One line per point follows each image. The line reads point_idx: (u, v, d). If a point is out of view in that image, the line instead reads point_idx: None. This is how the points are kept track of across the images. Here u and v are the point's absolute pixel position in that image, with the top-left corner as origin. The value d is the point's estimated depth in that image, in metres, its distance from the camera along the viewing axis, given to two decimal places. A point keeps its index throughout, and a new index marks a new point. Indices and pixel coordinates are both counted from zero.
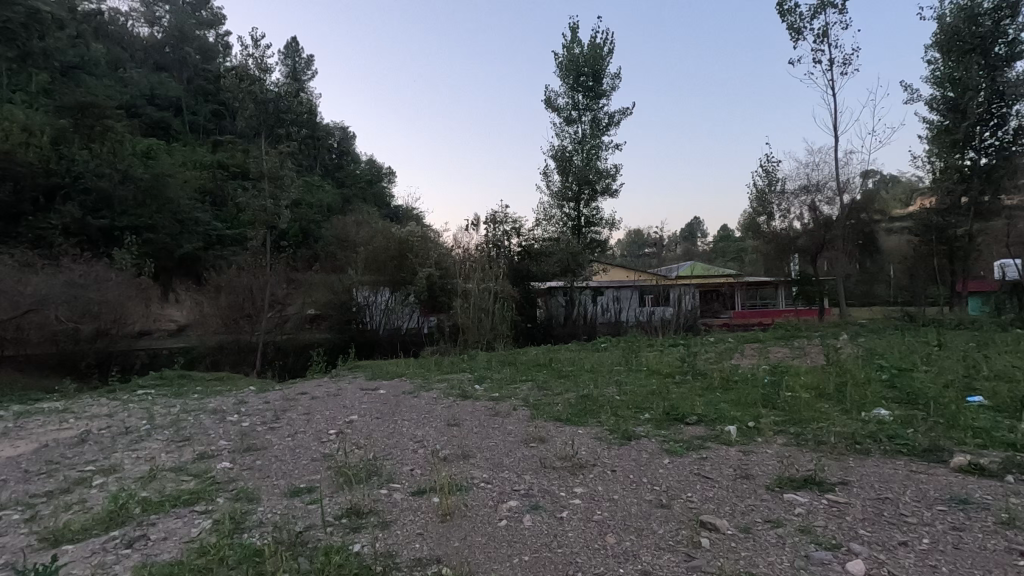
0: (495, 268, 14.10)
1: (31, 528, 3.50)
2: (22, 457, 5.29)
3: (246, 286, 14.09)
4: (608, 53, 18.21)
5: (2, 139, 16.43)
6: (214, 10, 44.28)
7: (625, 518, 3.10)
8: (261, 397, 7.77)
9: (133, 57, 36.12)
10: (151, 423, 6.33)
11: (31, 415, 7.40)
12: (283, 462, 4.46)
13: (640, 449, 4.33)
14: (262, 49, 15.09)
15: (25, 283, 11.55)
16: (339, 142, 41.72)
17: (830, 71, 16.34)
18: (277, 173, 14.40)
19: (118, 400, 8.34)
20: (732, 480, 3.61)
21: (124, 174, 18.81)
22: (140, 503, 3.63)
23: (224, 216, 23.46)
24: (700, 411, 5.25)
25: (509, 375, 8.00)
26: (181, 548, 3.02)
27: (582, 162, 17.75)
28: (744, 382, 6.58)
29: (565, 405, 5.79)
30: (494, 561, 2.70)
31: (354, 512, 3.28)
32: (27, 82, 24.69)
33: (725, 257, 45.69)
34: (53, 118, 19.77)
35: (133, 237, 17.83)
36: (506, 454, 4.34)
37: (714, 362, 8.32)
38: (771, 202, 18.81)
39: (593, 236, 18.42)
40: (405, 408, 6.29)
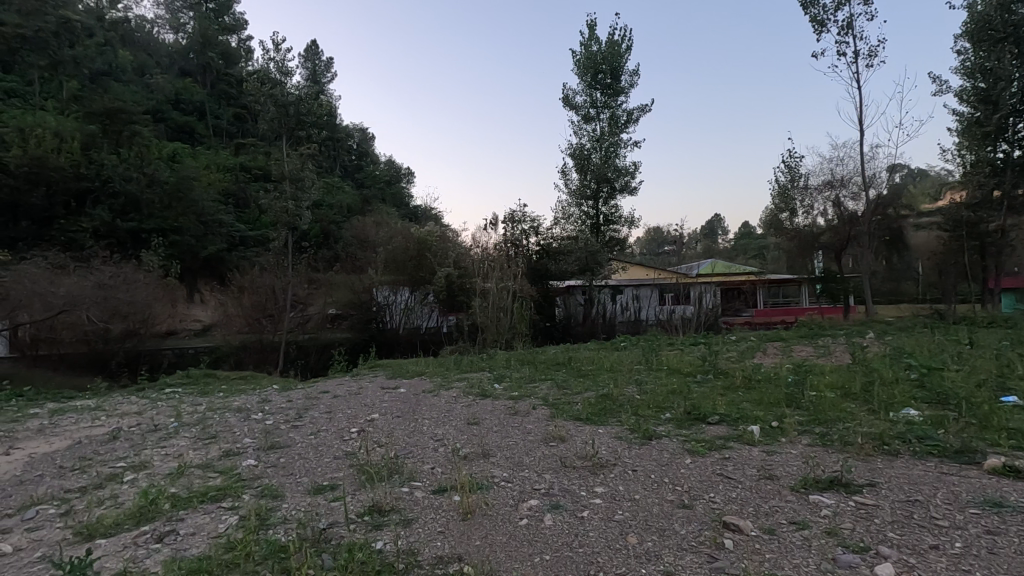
0: (513, 267, 14.07)
1: (66, 522, 3.60)
2: (58, 452, 5.47)
3: (268, 286, 14.37)
4: (626, 50, 18.08)
5: (34, 146, 16.92)
6: (236, 15, 45.20)
7: (646, 518, 3.08)
8: (284, 395, 7.91)
9: (159, 63, 37.09)
10: (179, 420, 6.50)
11: (65, 412, 7.66)
12: (307, 460, 4.53)
13: (661, 449, 4.30)
14: (284, 53, 15.35)
15: (58, 284, 11.90)
16: (358, 143, 42.19)
17: (855, 63, 15.99)
18: (298, 174, 14.61)
19: (147, 398, 8.56)
20: (756, 480, 3.56)
21: (150, 177, 19.24)
22: (170, 499, 3.72)
23: (246, 218, 23.88)
24: (722, 411, 5.18)
25: (528, 374, 8.00)
26: (209, 543, 3.08)
27: (601, 160, 17.65)
28: (767, 382, 6.45)
29: (585, 404, 5.77)
30: (516, 560, 2.71)
31: (376, 510, 3.32)
32: (59, 90, 25.49)
33: (747, 254, 44.96)
34: (83, 124, 20.34)
35: (160, 239, 18.25)
36: (526, 453, 4.34)
37: (735, 361, 8.20)
38: (794, 198, 18.22)
39: (612, 234, 18.27)
40: (425, 407, 6.31)
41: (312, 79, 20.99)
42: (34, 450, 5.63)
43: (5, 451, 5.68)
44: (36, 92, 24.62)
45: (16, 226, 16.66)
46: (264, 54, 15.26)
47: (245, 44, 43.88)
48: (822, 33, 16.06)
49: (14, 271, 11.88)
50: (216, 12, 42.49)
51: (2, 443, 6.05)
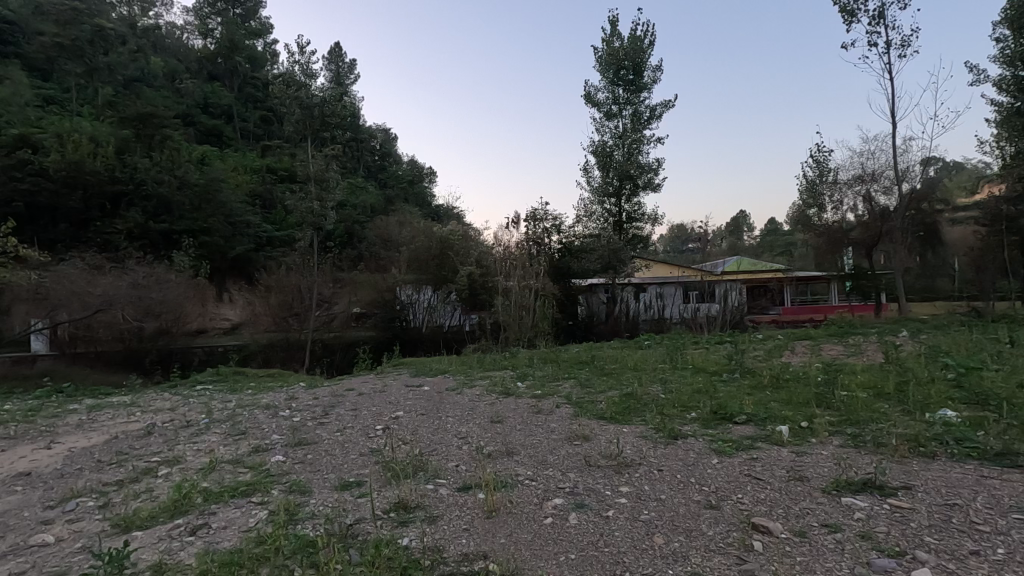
0: (535, 266, 14.06)
1: (104, 515, 3.73)
2: (95, 447, 5.65)
3: (294, 286, 14.65)
4: (649, 45, 17.90)
5: (71, 150, 17.49)
6: (262, 20, 46.11)
7: (673, 519, 3.05)
8: (311, 392, 8.05)
9: (188, 68, 37.38)
10: (210, 417, 6.66)
11: (102, 408, 7.91)
12: (333, 457, 4.60)
13: (687, 449, 4.24)
14: (309, 56, 15.60)
15: (94, 285, 12.31)
16: (381, 143, 42.65)
17: (887, 54, 15.56)
18: (323, 175, 14.84)
19: (179, 395, 8.80)
20: (785, 482, 3.49)
21: (181, 180, 19.76)
22: (202, 493, 3.82)
23: (273, 218, 24.33)
24: (750, 411, 5.09)
25: (551, 373, 7.98)
26: (240, 537, 3.15)
27: (623, 157, 17.52)
28: (796, 381, 6.31)
29: (609, 403, 5.74)
30: (541, 559, 2.70)
31: (402, 507, 3.35)
32: (94, 96, 26.29)
33: (774, 251, 44.02)
34: (117, 129, 20.99)
35: (190, 240, 18.72)
36: (550, 451, 4.33)
37: (763, 360, 8.02)
38: (822, 193, 17.97)
39: (635, 231, 18.08)
40: (449, 404, 6.36)
41: (336, 81, 21.28)
42: (74, 445, 5.83)
43: (47, 445, 5.89)
44: (73, 99, 25.49)
45: (55, 229, 17.28)
46: (290, 57, 15.53)
47: (270, 48, 44.78)
48: (852, 23, 15.65)
49: (54, 271, 12.36)
50: (243, 19, 44.53)
51: (45, 437, 6.29)
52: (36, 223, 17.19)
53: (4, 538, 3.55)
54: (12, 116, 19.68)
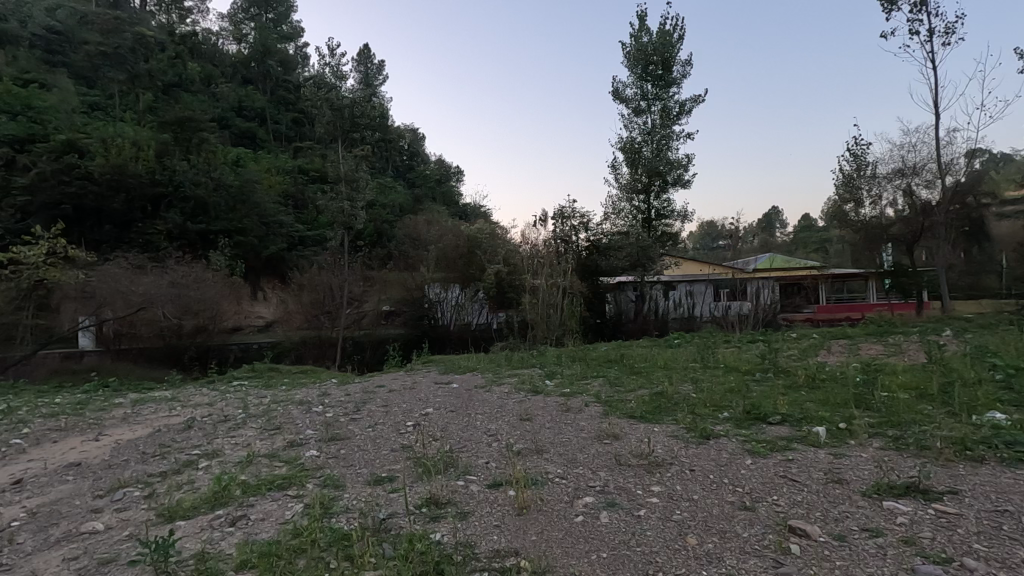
0: (563, 263, 13.99)
1: (150, 504, 3.87)
2: (139, 440, 5.87)
3: (326, 284, 15.01)
4: (678, 40, 17.66)
5: (114, 155, 18.16)
6: (293, 25, 47.17)
7: (706, 520, 3.01)
8: (343, 389, 8.20)
9: (223, 73, 38.21)
10: (247, 412, 6.83)
11: (145, 402, 8.22)
12: (366, 452, 4.68)
13: (720, 449, 4.17)
14: (340, 58, 15.92)
15: (136, 284, 12.77)
16: (410, 143, 43.08)
17: (929, 43, 14.97)
18: (353, 175, 15.11)
19: (217, 391, 9.06)
20: (823, 484, 3.40)
21: (217, 181, 20.36)
22: (241, 486, 3.93)
23: (305, 218, 24.77)
24: (785, 411, 4.98)
25: (580, 372, 7.91)
26: (277, 528, 3.24)
27: (652, 153, 17.34)
28: (832, 381, 6.16)
29: (638, 402, 5.66)
30: (573, 557, 2.70)
31: (433, 503, 3.38)
32: (136, 102, 27.23)
33: (807, 247, 42.80)
34: (157, 133, 21.72)
35: (225, 240, 19.30)
36: (579, 450, 4.31)
37: (797, 360, 7.81)
38: (860, 188, 17.26)
39: (664, 229, 17.81)
40: (478, 402, 6.39)
41: (364, 82, 21.62)
42: (119, 437, 6.06)
43: (95, 437, 6.15)
44: (116, 105, 26.44)
45: (100, 230, 18.00)
46: (320, 59, 15.85)
47: (301, 51, 45.84)
48: (892, 11, 15.11)
49: (99, 271, 12.89)
50: (274, 23, 45.76)
51: (93, 429, 6.57)
52: (82, 225, 17.91)
53: (57, 526, 3.71)
54: (60, 122, 20.54)
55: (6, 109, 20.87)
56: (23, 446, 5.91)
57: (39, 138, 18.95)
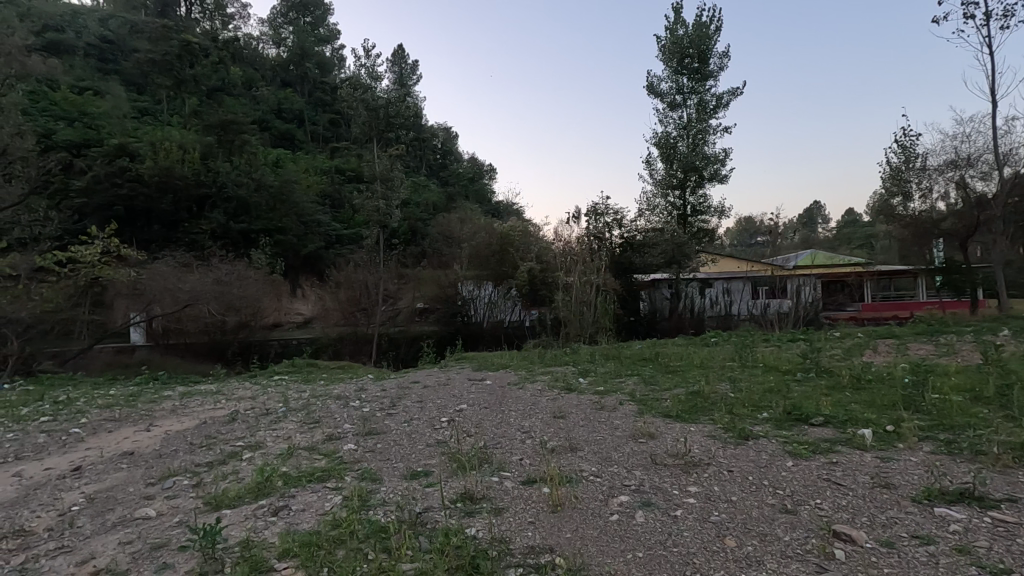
0: (597, 260, 13.90)
1: (198, 493, 4.04)
2: (188, 431, 6.11)
3: (363, 281, 15.26)
4: (715, 31, 17.27)
5: (162, 157, 18.91)
6: (330, 28, 48.20)
7: (746, 522, 2.94)
8: (379, 384, 8.34)
9: (264, 76, 39.36)
10: (287, 406, 7.03)
11: (192, 395, 8.55)
12: (402, 446, 4.76)
13: (759, 450, 4.07)
14: (376, 58, 16.18)
15: (183, 281, 13.29)
16: (443, 142, 43.43)
17: (985, 27, 14.20)
18: (388, 175, 15.36)
19: (259, 385, 9.36)
20: (869, 488, 3.28)
21: (258, 182, 21.03)
22: (282, 477, 4.05)
23: (342, 217, 25.24)
24: (828, 412, 4.84)
25: (614, 369, 7.86)
26: (317, 519, 3.32)
27: (688, 148, 17.00)
28: (878, 382, 5.93)
29: (673, 402, 5.56)
30: (608, 555, 2.69)
31: (468, 498, 3.42)
32: (182, 107, 28.27)
33: (851, 243, 41.18)
34: (202, 136, 22.51)
35: (266, 239, 19.89)
36: (614, 448, 4.28)
37: (841, 360, 7.54)
38: (909, 181, 16.43)
39: (700, 225, 17.48)
40: (511, 399, 6.41)
41: (397, 83, 21.89)
42: (168, 428, 6.32)
43: (147, 427, 6.44)
44: (163, 109, 27.53)
45: (149, 230, 18.81)
46: (357, 60, 16.13)
47: (337, 53, 46.81)
48: None
49: (149, 268, 13.47)
50: (312, 26, 46.84)
51: (144, 420, 6.87)
52: (133, 225, 18.73)
53: (113, 511, 3.90)
54: (112, 127, 21.51)
55: (64, 115, 22.04)
56: (80, 435, 6.24)
57: (93, 143, 19.91)
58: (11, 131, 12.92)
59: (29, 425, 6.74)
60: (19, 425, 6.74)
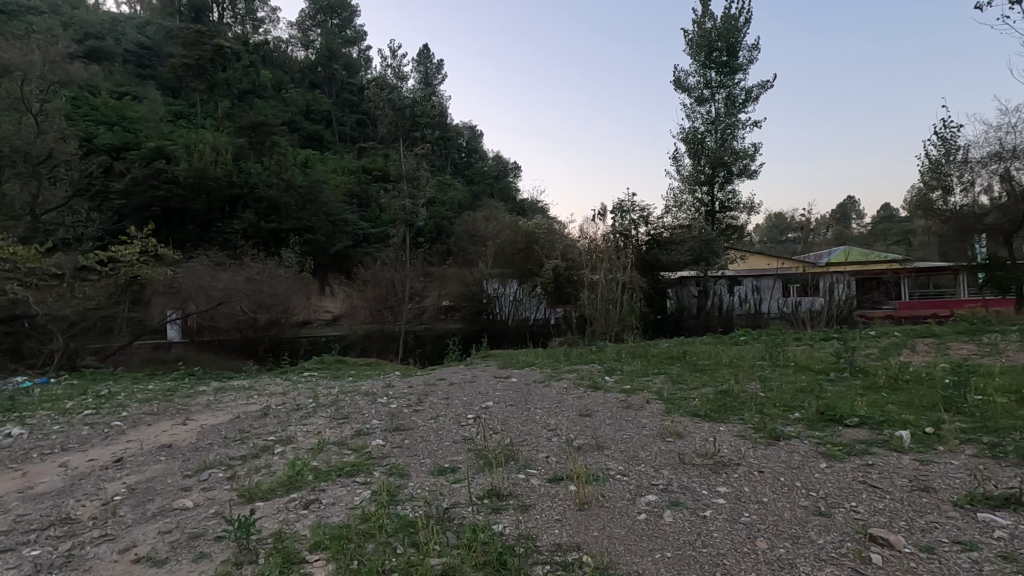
0: (623, 258, 13.79)
1: (233, 485, 4.16)
2: (222, 425, 6.30)
3: (389, 280, 15.45)
4: (745, 23, 16.93)
5: (196, 159, 19.45)
6: (357, 29, 48.85)
7: (777, 524, 2.88)
8: (406, 381, 8.47)
9: (293, 78, 40.07)
10: (317, 401, 7.17)
11: (226, 390, 8.79)
12: (429, 442, 4.81)
13: (790, 451, 3.99)
14: (401, 59, 16.33)
15: (217, 280, 13.67)
16: (468, 140, 43.60)
17: None
18: (414, 174, 15.51)
19: (289, 381, 9.58)
20: (908, 492, 3.18)
21: (288, 182, 21.49)
22: (313, 471, 4.14)
23: (369, 216, 25.58)
24: (863, 412, 4.71)
25: (641, 368, 7.80)
26: (347, 513, 3.38)
27: (716, 143, 16.71)
28: (917, 383, 5.75)
29: (701, 401, 5.48)
30: (636, 554, 2.67)
31: (495, 494, 3.43)
32: (215, 109, 29.02)
33: (887, 240, 39.89)
34: (234, 138, 23.09)
35: (296, 238, 20.30)
36: (641, 447, 4.25)
37: (876, 360, 7.33)
38: (949, 175, 15.95)
39: (729, 221, 17.19)
40: (537, 396, 6.42)
41: (423, 82, 21.98)
42: (204, 422, 6.52)
43: (183, 421, 6.65)
44: (198, 112, 28.31)
45: (185, 230, 19.39)
46: (383, 61, 16.30)
47: (364, 54, 47.42)
48: None
49: (185, 267, 13.90)
50: (340, 28, 47.55)
51: (181, 414, 7.10)
52: (169, 225, 19.33)
53: (153, 501, 4.05)
54: (149, 130, 22.21)
55: (104, 120, 22.86)
56: (121, 428, 6.48)
57: (131, 146, 20.61)
58: (56, 135, 13.58)
59: (74, 418, 7.02)
60: (65, 418, 7.04)
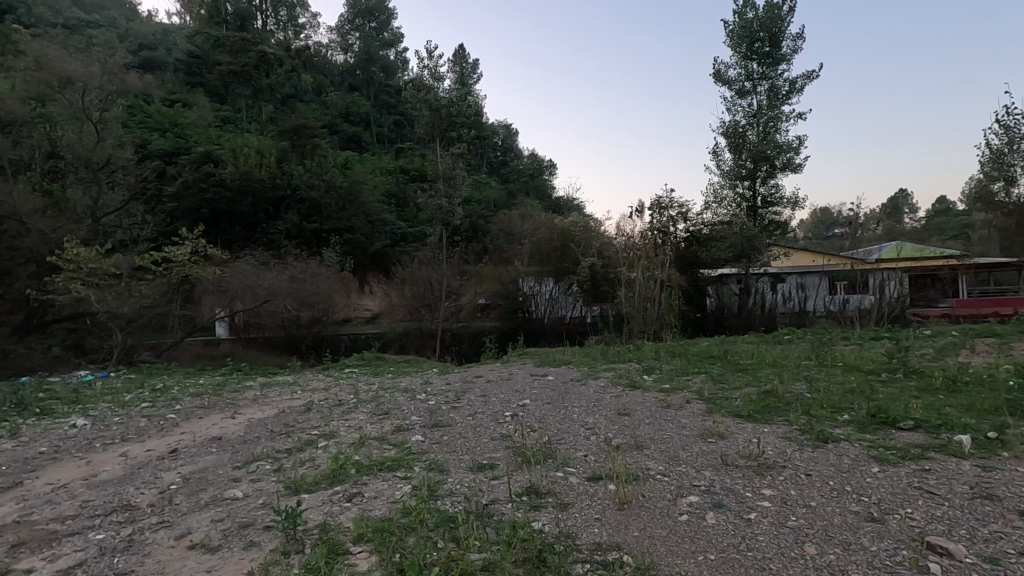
0: (661, 255, 13.53)
1: (279, 477, 4.30)
2: (269, 419, 6.51)
3: (426, 278, 15.64)
4: (788, 13, 16.40)
5: (242, 162, 20.17)
6: (394, 31, 49.68)
7: (826, 529, 2.79)
8: (444, 378, 8.61)
9: (332, 82, 41.07)
10: (358, 397, 7.33)
11: (271, 385, 9.09)
12: (467, 439, 4.86)
13: (840, 454, 3.84)
14: (437, 59, 16.46)
15: (263, 279, 14.16)
16: (503, 139, 43.69)
17: None
18: (450, 173, 15.66)
19: (332, 377, 9.84)
20: (969, 499, 3.02)
21: (328, 183, 22.03)
22: (356, 465, 4.24)
23: (406, 216, 25.97)
24: (919, 416, 4.49)
25: (680, 367, 7.63)
26: (388, 507, 3.45)
27: (758, 137, 16.24)
28: (978, 385, 5.45)
29: (745, 401, 5.35)
30: (677, 556, 2.62)
31: (534, 492, 3.44)
32: (259, 114, 30.01)
33: (943, 233, 37.86)
34: (277, 141, 23.82)
35: (336, 238, 20.78)
36: (682, 447, 4.17)
37: (932, 360, 6.98)
38: (1013, 165, 14.87)
39: (772, 217, 16.67)
40: (574, 395, 6.39)
41: (460, 82, 22.25)
42: (251, 416, 6.76)
43: (232, 415, 6.91)
44: (243, 117, 29.35)
45: (232, 230, 20.14)
46: (419, 62, 16.48)
47: (401, 56, 48.18)
48: None
49: (232, 266, 14.44)
50: (378, 32, 48.49)
51: (230, 408, 7.38)
52: (218, 226, 20.11)
53: (206, 490, 4.23)
54: (199, 136, 23.16)
55: (158, 127, 23.97)
56: (175, 420, 6.78)
57: (182, 151, 21.54)
58: (114, 142, 14.34)
59: (132, 410, 7.41)
60: (124, 410, 7.43)
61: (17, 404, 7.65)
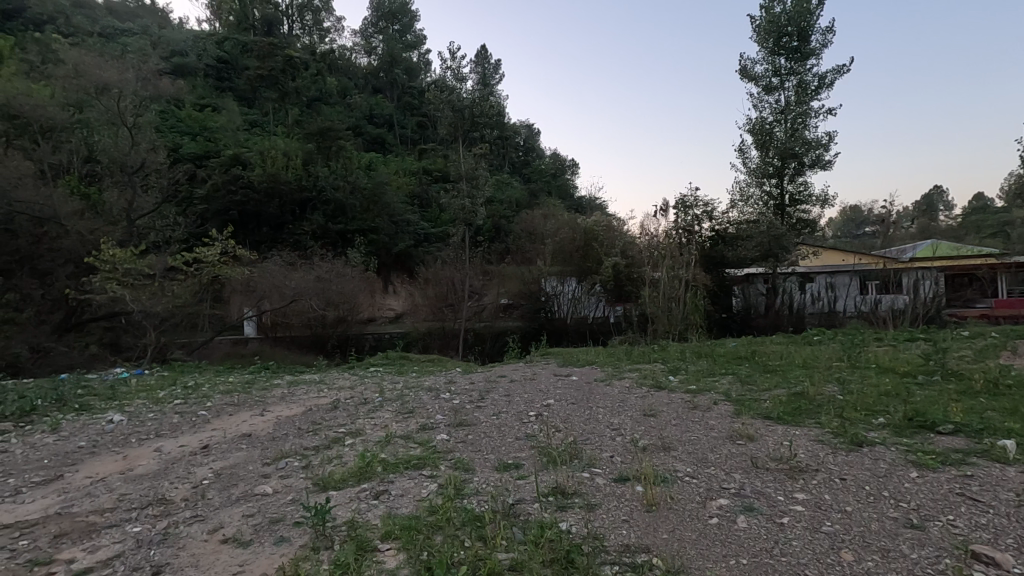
0: (686, 254, 13.38)
1: (307, 474, 4.35)
2: (296, 416, 6.61)
3: (448, 278, 15.69)
4: (818, 6, 16.03)
5: (269, 164, 20.55)
6: (417, 33, 50.03)
7: (863, 535, 2.71)
8: (468, 377, 8.63)
9: (357, 84, 41.60)
10: (383, 396, 7.41)
11: (299, 384, 9.25)
12: (492, 438, 4.86)
13: (876, 458, 3.72)
14: (459, 61, 16.51)
15: (290, 279, 14.41)
16: (525, 139, 43.64)
17: None
18: (473, 173, 15.72)
19: (357, 376, 9.95)
20: (1015, 507, 2.91)
21: (353, 184, 22.32)
22: (382, 463, 4.27)
23: (429, 216, 26.15)
24: (960, 420, 4.33)
25: (707, 368, 7.52)
26: (415, 505, 3.47)
27: (785, 134, 15.91)
28: (1021, 388, 5.26)
29: (774, 402, 5.25)
30: (709, 559, 2.58)
31: (560, 492, 3.42)
32: (285, 117, 30.53)
33: (981, 231, 36.44)
34: (303, 143, 24.20)
35: (361, 238, 21.03)
36: (710, 449, 4.10)
37: (971, 362, 6.75)
38: None
39: (800, 215, 16.32)
40: (599, 395, 6.35)
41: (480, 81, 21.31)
42: (279, 414, 6.87)
43: (261, 412, 7.04)
44: (270, 120, 29.87)
45: (260, 232, 20.55)
46: (442, 63, 16.54)
47: (424, 58, 48.54)
48: None
49: (260, 266, 14.72)
50: (401, 34, 48.93)
51: (259, 406, 7.53)
52: (246, 227, 20.53)
53: (237, 485, 4.32)
54: (228, 139, 23.67)
55: (188, 131, 24.56)
56: (206, 417, 6.93)
57: (212, 154, 22.05)
58: (147, 146, 14.74)
59: (166, 406, 7.61)
60: (159, 407, 7.62)
61: (58, 399, 7.92)
